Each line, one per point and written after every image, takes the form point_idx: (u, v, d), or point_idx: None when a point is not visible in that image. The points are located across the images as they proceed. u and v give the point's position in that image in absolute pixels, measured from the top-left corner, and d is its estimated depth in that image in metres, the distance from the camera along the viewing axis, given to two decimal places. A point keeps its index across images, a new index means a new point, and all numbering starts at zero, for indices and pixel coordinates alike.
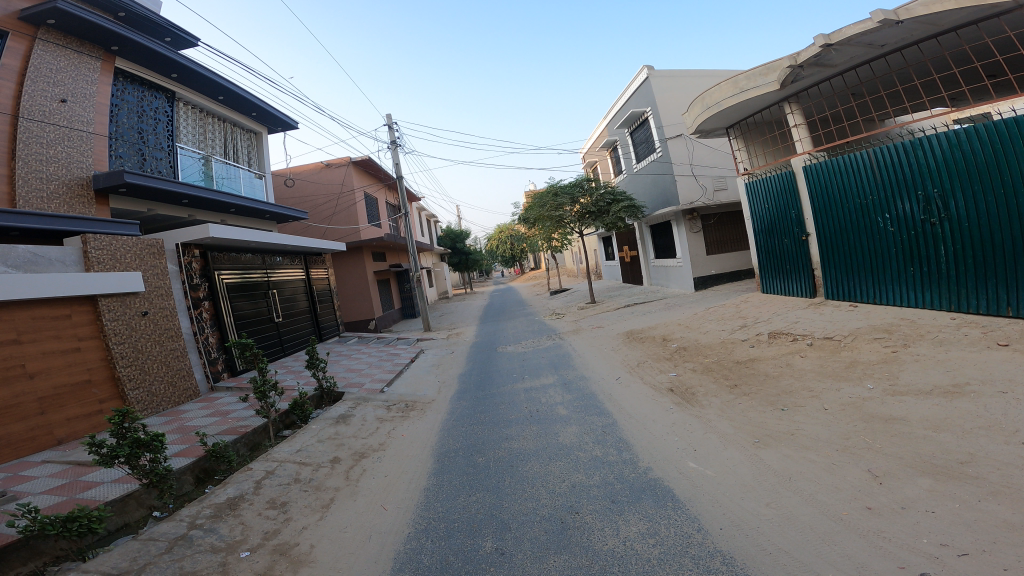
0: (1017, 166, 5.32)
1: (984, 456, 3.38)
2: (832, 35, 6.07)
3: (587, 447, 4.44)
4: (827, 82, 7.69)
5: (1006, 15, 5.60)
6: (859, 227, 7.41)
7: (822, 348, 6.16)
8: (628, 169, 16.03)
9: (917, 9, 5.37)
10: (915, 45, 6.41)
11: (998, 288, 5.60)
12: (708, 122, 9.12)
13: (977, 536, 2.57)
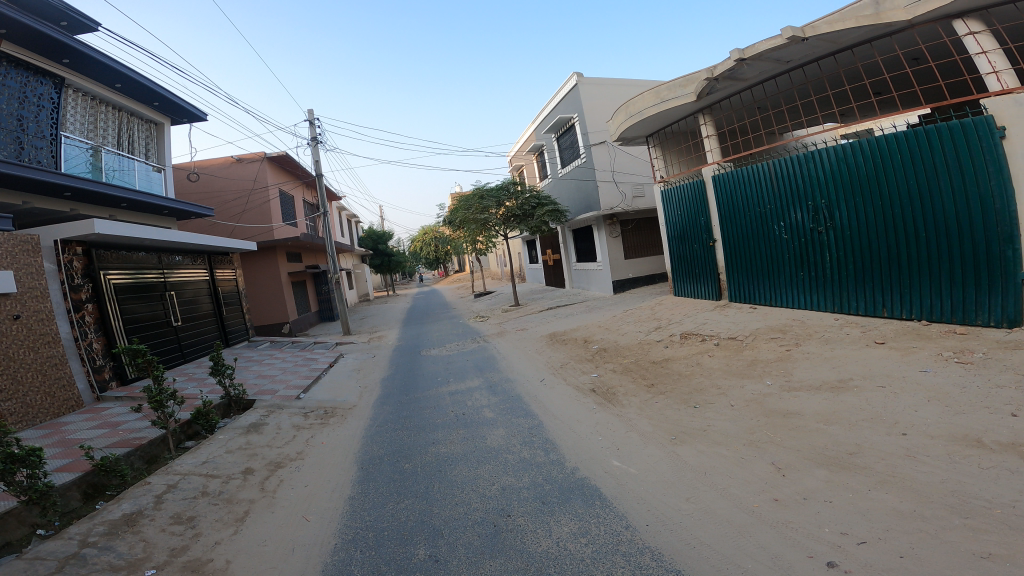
0: (893, 179, 5.88)
1: (869, 446, 3.73)
2: (746, 50, 6.47)
3: (514, 449, 4.46)
4: (738, 95, 8.15)
5: (892, 36, 6.08)
6: (759, 234, 7.96)
7: (728, 348, 6.55)
8: (553, 173, 16.32)
9: (822, 27, 5.83)
10: (815, 62, 6.92)
11: (875, 291, 6.23)
12: (630, 130, 9.44)
13: (871, 524, 2.82)
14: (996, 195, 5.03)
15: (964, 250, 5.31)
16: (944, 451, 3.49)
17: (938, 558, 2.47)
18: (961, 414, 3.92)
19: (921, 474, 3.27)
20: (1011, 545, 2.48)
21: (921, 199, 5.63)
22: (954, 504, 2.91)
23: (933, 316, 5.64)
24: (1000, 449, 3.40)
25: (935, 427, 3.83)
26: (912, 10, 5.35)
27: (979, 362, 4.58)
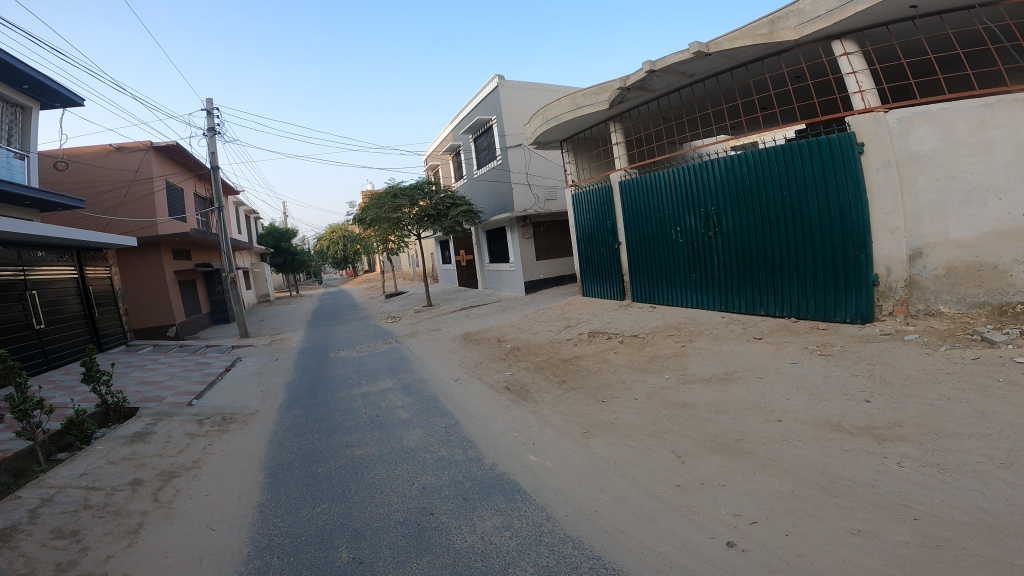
0: (772, 188, 6.48)
1: (753, 433, 4.12)
2: (656, 62, 6.85)
3: (432, 448, 4.46)
4: (645, 106, 8.61)
5: (772, 57, 6.69)
6: (658, 238, 8.45)
7: (631, 345, 6.91)
8: (468, 174, 16.36)
9: (723, 43, 6.31)
10: (715, 78, 7.45)
11: (756, 292, 6.85)
12: (546, 134, 9.69)
13: (759, 504, 3.14)
14: (852, 205, 5.70)
15: (828, 254, 5.96)
16: (813, 435, 3.96)
17: (817, 534, 2.79)
18: (825, 401, 4.45)
19: (795, 457, 3.68)
20: (874, 522, 2.85)
21: (795, 208, 6.25)
22: (824, 484, 3.31)
23: (803, 314, 6.30)
24: (857, 432, 3.90)
25: (804, 413, 4.31)
26: (800, 31, 5.88)
27: (838, 354, 5.19)
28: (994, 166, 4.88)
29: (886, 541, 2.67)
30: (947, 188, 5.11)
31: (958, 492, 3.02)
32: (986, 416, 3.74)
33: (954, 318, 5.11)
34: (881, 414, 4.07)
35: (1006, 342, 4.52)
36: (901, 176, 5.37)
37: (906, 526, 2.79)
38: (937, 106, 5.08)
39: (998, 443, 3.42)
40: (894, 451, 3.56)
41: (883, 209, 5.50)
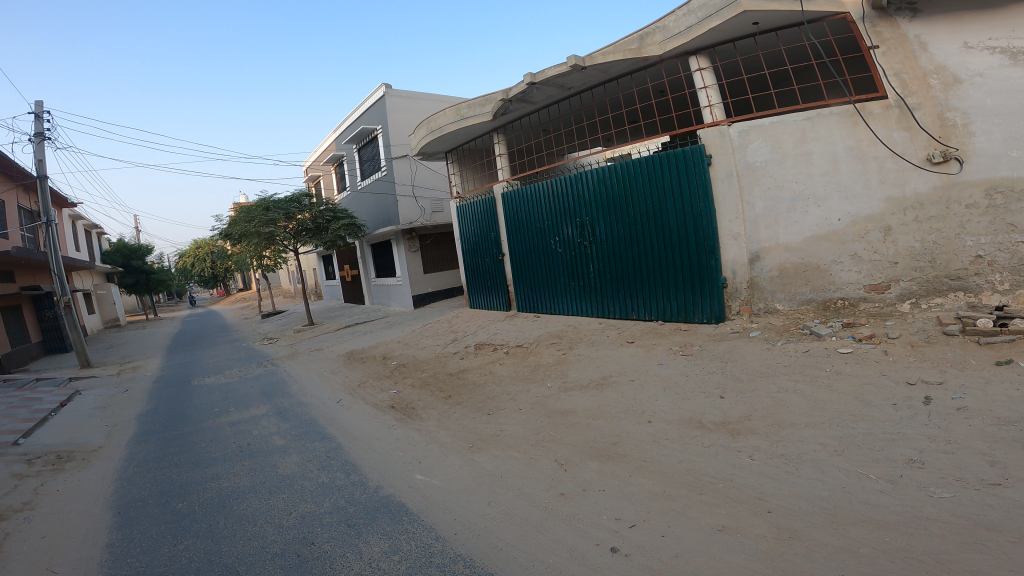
0: (638, 200, 6.89)
1: (627, 436, 4.33)
2: (536, 74, 7.09)
3: (311, 475, 4.18)
4: (525, 118, 8.84)
5: (638, 73, 7.12)
6: (538, 248, 8.68)
7: (515, 355, 6.99)
8: (351, 185, 15.84)
9: (598, 57, 6.65)
10: (590, 92, 7.83)
11: (628, 298, 7.23)
12: (431, 145, 9.69)
13: (637, 509, 3.29)
14: (704, 214, 6.22)
15: (688, 260, 6.45)
16: (678, 434, 4.28)
17: (688, 534, 3.00)
18: (686, 399, 4.85)
19: (664, 457, 3.96)
20: (735, 517, 3.13)
21: (658, 217, 6.70)
22: (690, 482, 3.58)
23: (669, 316, 6.76)
24: (715, 428, 4.31)
25: (670, 413, 4.65)
26: (664, 45, 6.37)
27: (697, 353, 5.68)
28: (813, 175, 5.63)
29: (747, 536, 2.94)
30: (777, 196, 5.83)
31: (802, 481, 3.45)
32: (818, 405, 4.36)
33: (789, 313, 5.89)
34: (733, 409, 4.54)
35: (829, 334, 5.31)
36: (741, 186, 6.02)
37: (763, 519, 3.09)
38: (769, 121, 5.78)
39: (830, 431, 4.00)
40: (745, 445, 4.00)
41: (728, 217, 6.11)
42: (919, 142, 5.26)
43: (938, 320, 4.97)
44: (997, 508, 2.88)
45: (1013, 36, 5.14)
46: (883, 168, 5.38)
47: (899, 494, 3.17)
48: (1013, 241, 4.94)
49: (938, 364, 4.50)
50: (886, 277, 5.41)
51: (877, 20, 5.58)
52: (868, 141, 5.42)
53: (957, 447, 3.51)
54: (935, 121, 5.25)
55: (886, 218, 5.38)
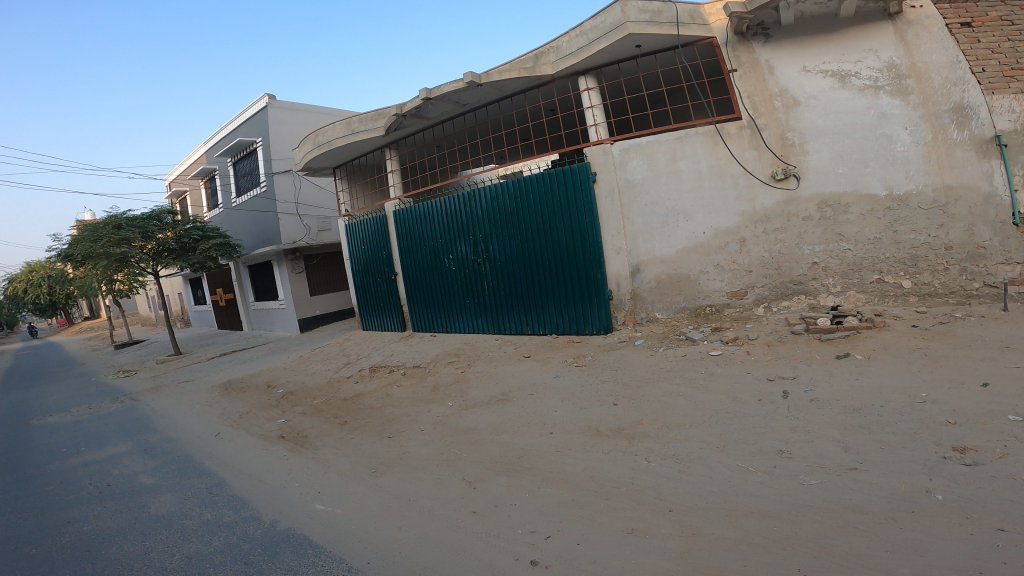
0: (529, 217, 7.07)
1: (532, 449, 4.36)
2: (431, 90, 7.11)
3: (193, 512, 3.74)
4: (417, 135, 8.79)
5: (528, 92, 7.36)
6: (431, 267, 8.58)
7: (413, 376, 6.80)
8: (225, 203, 14.68)
9: (494, 75, 6.80)
10: (482, 110, 7.96)
11: (523, 313, 7.36)
12: (318, 160, 9.37)
13: (551, 519, 3.30)
14: (590, 229, 6.54)
15: (577, 274, 6.72)
16: (579, 443, 4.39)
17: (602, 539, 3.05)
18: (584, 408, 4.99)
19: (569, 465, 4.03)
20: (642, 519, 3.25)
21: (549, 233, 6.91)
22: (597, 488, 3.67)
23: (562, 330, 6.97)
24: (612, 434, 4.47)
25: (570, 422, 4.76)
26: (557, 65, 6.64)
27: (590, 364, 5.90)
28: (682, 192, 6.14)
29: (655, 536, 3.06)
30: (653, 212, 6.27)
31: (694, 478, 3.68)
32: (698, 405, 4.70)
33: (668, 322, 6.32)
34: (626, 415, 4.75)
35: (702, 339, 5.81)
36: (622, 203, 6.40)
37: (666, 518, 3.24)
38: (646, 140, 6.23)
39: (711, 428, 4.32)
40: (641, 448, 4.19)
41: (611, 233, 6.45)
42: (765, 160, 5.88)
43: (787, 321, 5.66)
44: (857, 491, 3.27)
45: (843, 59, 5.73)
46: (738, 184, 5.97)
47: (777, 484, 3.49)
48: (841, 249, 5.71)
49: (790, 361, 5.09)
50: (743, 284, 6.02)
51: (737, 45, 6.04)
52: (726, 160, 5.99)
53: (815, 436, 3.96)
54: (777, 141, 5.86)
55: (741, 231, 5.99)
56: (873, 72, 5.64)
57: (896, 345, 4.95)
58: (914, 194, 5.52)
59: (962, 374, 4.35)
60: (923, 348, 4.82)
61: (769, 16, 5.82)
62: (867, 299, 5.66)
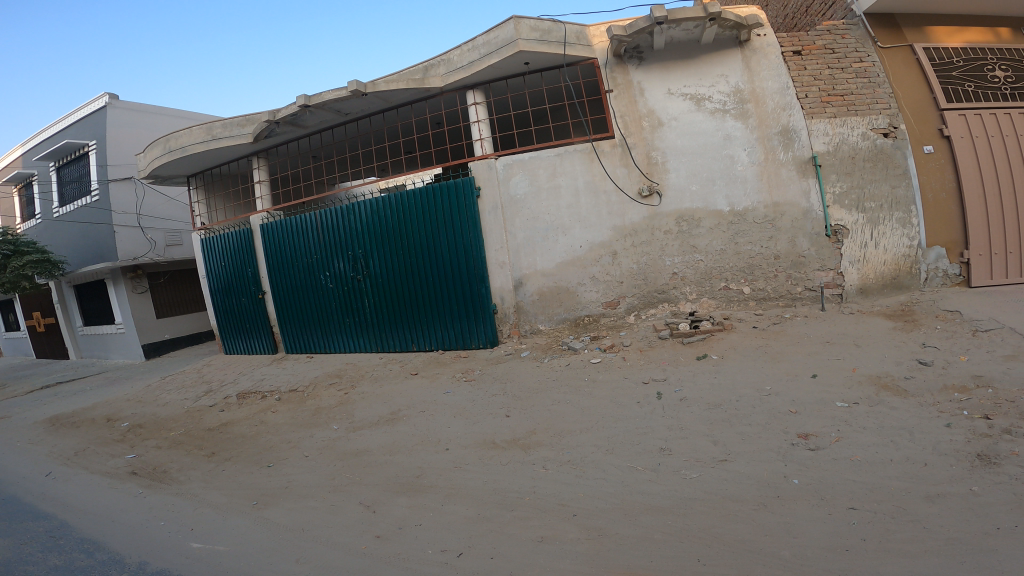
0: (411, 232, 6.96)
1: (429, 467, 4.22)
2: (311, 97, 6.86)
3: (33, 560, 3.20)
4: (290, 144, 8.33)
5: (413, 105, 7.30)
6: (305, 285, 8.06)
7: (289, 401, 6.28)
8: (45, 213, 12.66)
9: (381, 85, 6.71)
10: (360, 121, 7.74)
11: (408, 330, 7.20)
12: (169, 167, 8.61)
13: (460, 536, 3.21)
14: (476, 244, 6.60)
15: (464, 289, 6.73)
16: (477, 457, 4.33)
17: (513, 551, 3.02)
18: (477, 422, 4.95)
19: (470, 480, 3.96)
20: (549, 526, 3.27)
21: (431, 249, 6.86)
22: (501, 500, 3.64)
23: (450, 345, 6.94)
24: (507, 446, 4.47)
25: (465, 437, 4.69)
26: (447, 78, 6.65)
27: (479, 378, 5.89)
28: (560, 208, 6.42)
29: (563, 542, 3.09)
30: (533, 226, 6.48)
31: (591, 482, 3.80)
32: (585, 411, 4.87)
33: (550, 332, 6.53)
34: (519, 426, 4.79)
35: (582, 348, 6.07)
36: (505, 218, 6.56)
37: (571, 524, 3.29)
38: (528, 156, 6.45)
39: (598, 432, 4.50)
40: (538, 457, 4.24)
41: (494, 247, 6.58)
42: (633, 177, 6.30)
43: (655, 327, 6.09)
44: (732, 481, 3.59)
45: (699, 83, 6.21)
46: (610, 200, 6.35)
47: (664, 480, 3.71)
48: (695, 259, 6.25)
49: (660, 364, 5.48)
50: (616, 294, 6.39)
51: (614, 66, 6.36)
52: (599, 177, 6.35)
53: (687, 432, 4.29)
54: (644, 159, 6.28)
55: (612, 244, 6.36)
56: (722, 96, 6.16)
57: (742, 344, 5.56)
58: (750, 210, 6.11)
59: (797, 367, 4.98)
60: (764, 345, 5.47)
61: (644, 40, 6.14)
62: (716, 304, 6.27)
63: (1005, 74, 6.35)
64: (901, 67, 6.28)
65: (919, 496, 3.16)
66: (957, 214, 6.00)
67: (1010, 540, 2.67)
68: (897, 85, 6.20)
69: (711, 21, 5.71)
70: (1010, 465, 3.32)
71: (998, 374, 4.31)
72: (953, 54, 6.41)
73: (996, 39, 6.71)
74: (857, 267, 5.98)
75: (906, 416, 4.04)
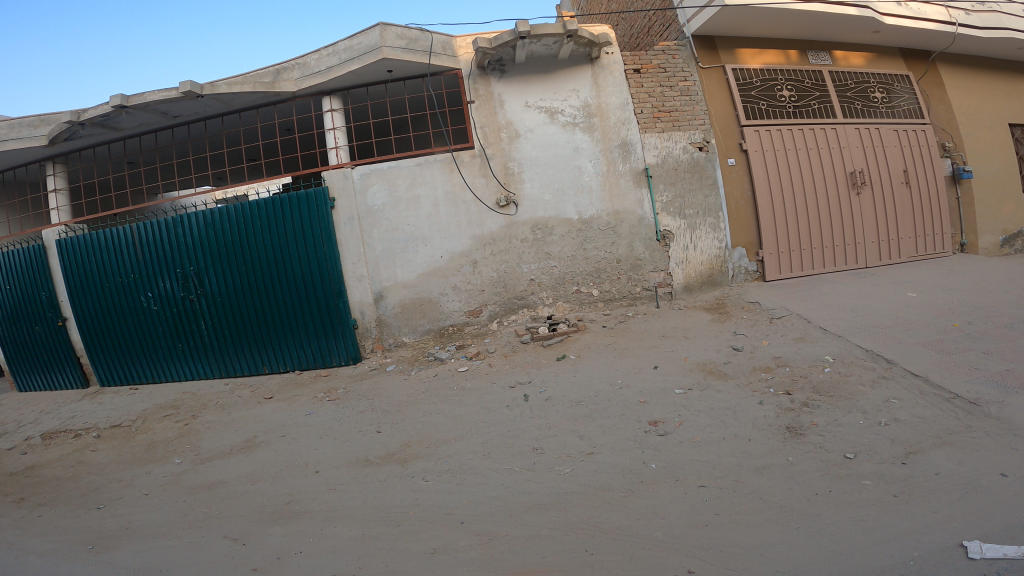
0: (256, 245, 6.46)
1: (300, 492, 3.94)
2: (129, 97, 6.14)
3: None
4: (98, 148, 7.35)
5: (259, 109, 6.85)
6: (121, 308, 7.05)
7: (111, 439, 5.42)
8: None
9: (221, 86, 6.22)
10: (188, 125, 7.03)
11: (254, 352, 6.65)
12: None
13: (348, 558, 3.04)
14: (329, 258, 6.33)
15: (317, 305, 6.40)
16: (352, 476, 4.13)
17: (406, 566, 2.93)
18: (347, 441, 4.71)
19: (348, 501, 3.76)
20: (440, 536, 3.22)
21: (280, 263, 6.42)
22: (385, 517, 3.51)
23: (304, 365, 6.54)
24: (383, 461, 4.32)
25: (336, 457, 4.44)
26: (302, 82, 6.41)
27: (344, 397, 5.60)
28: (420, 218, 6.39)
29: (457, 550, 3.07)
30: (392, 237, 6.37)
31: (473, 488, 3.81)
32: (457, 420, 4.87)
33: (415, 345, 6.42)
34: (393, 440, 4.65)
35: (449, 357, 6.06)
36: (362, 229, 6.37)
37: (461, 531, 3.28)
38: (387, 166, 6.36)
39: (474, 438, 4.52)
40: (416, 469, 4.15)
41: (351, 259, 6.36)
42: (492, 187, 6.48)
43: (517, 332, 6.31)
44: (601, 471, 3.83)
45: (554, 97, 6.57)
46: (469, 210, 6.46)
47: (542, 478, 3.84)
48: (549, 266, 6.56)
49: (524, 367, 5.68)
50: (479, 302, 6.48)
51: (478, 78, 6.51)
52: (459, 187, 6.44)
53: (556, 430, 4.49)
54: (502, 169, 6.49)
55: (473, 254, 6.46)
56: (573, 110, 6.58)
57: (595, 342, 5.96)
58: (595, 217, 6.59)
59: (641, 360, 5.46)
60: (613, 342, 5.92)
61: (507, 53, 6.34)
62: (570, 306, 6.62)
63: (790, 94, 7.30)
64: (714, 86, 7.03)
65: (752, 470, 3.64)
66: (752, 217, 6.94)
67: (828, 504, 3.19)
68: (709, 103, 6.95)
69: (569, 37, 6.05)
70: (812, 435, 3.96)
71: (791, 354, 5.14)
72: (753, 74, 7.23)
73: (788, 60, 7.49)
74: (682, 267, 6.72)
75: (729, 397, 4.63)
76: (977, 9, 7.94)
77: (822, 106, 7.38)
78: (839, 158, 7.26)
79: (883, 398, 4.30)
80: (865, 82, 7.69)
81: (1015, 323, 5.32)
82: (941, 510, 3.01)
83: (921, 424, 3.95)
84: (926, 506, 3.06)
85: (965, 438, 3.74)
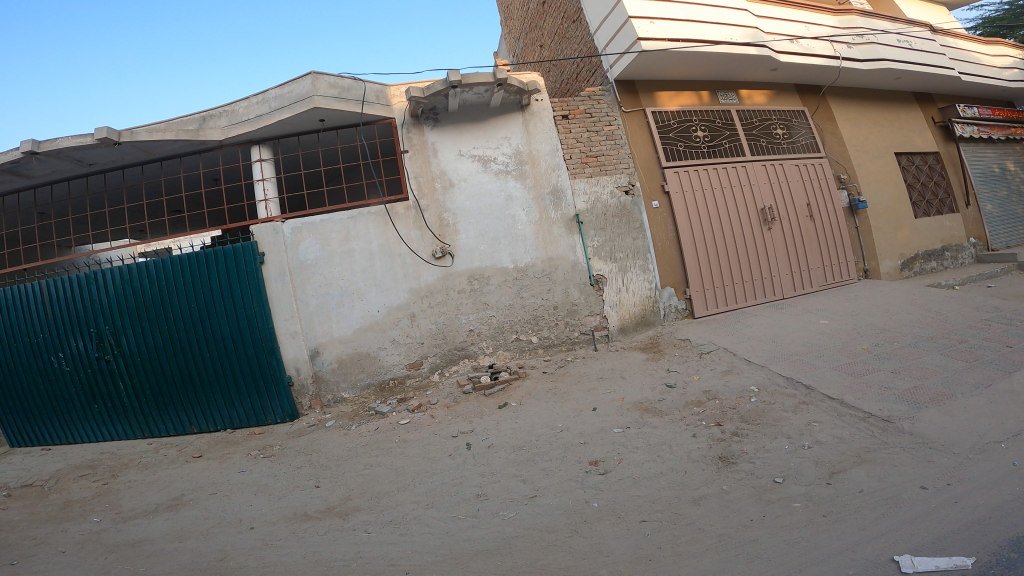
0: (179, 301, 6.14)
1: (233, 548, 3.64)
2: (41, 143, 5.87)
3: None
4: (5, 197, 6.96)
5: (182, 158, 6.67)
6: (30, 369, 6.52)
7: (20, 499, 4.90)
8: None
9: (141, 133, 6.05)
10: (104, 173, 6.74)
11: (179, 411, 6.23)
12: None
13: None
14: (259, 314, 6.09)
15: (247, 363, 6.09)
16: (289, 531, 3.85)
17: None
18: (283, 497, 4.41)
19: (285, 556, 3.49)
20: None
21: (207, 318, 6.12)
22: (326, 571, 3.28)
23: (235, 423, 6.19)
24: (322, 515, 4.06)
25: (271, 513, 4.14)
26: (228, 130, 6.33)
27: (280, 453, 5.28)
28: (355, 272, 6.30)
29: None
30: (327, 292, 6.23)
31: (417, 538, 3.63)
32: (399, 471, 4.68)
33: (355, 400, 6.18)
34: (332, 494, 4.39)
35: (391, 411, 5.87)
36: (294, 285, 6.20)
37: None
38: (319, 219, 6.28)
39: (416, 489, 4.35)
40: (358, 521, 3.92)
41: (283, 316, 6.14)
42: (427, 239, 6.52)
43: (458, 383, 6.20)
44: (543, 514, 3.76)
45: (486, 145, 6.78)
46: (405, 262, 6.44)
47: (486, 524, 3.72)
48: (488, 316, 6.57)
49: (466, 417, 5.56)
50: (419, 355, 6.36)
51: (412, 127, 6.64)
52: (393, 240, 6.43)
53: (498, 476, 4.40)
54: (437, 221, 6.56)
55: (410, 307, 6.40)
56: (505, 158, 6.80)
57: (536, 389, 5.93)
58: (530, 265, 6.72)
59: (580, 404, 5.48)
60: (553, 386, 5.94)
61: (439, 103, 6.53)
62: (511, 355, 6.60)
63: (704, 134, 7.87)
64: (636, 129, 7.49)
65: (688, 501, 3.68)
66: (678, 257, 7.30)
67: (763, 529, 3.26)
68: (632, 145, 7.38)
69: (499, 86, 6.30)
70: (743, 463, 4.07)
71: (719, 387, 5.32)
72: (670, 117, 7.77)
73: (701, 101, 8.09)
74: (616, 310, 6.90)
75: (663, 432, 4.71)
76: (859, 42, 8.76)
77: (732, 144, 7.98)
78: (752, 196, 7.82)
79: (805, 423, 4.51)
80: (767, 119, 8.40)
81: (917, 342, 5.77)
82: (867, 527, 3.14)
83: (841, 445, 4.15)
84: (854, 525, 3.18)
85: (881, 455, 3.95)
